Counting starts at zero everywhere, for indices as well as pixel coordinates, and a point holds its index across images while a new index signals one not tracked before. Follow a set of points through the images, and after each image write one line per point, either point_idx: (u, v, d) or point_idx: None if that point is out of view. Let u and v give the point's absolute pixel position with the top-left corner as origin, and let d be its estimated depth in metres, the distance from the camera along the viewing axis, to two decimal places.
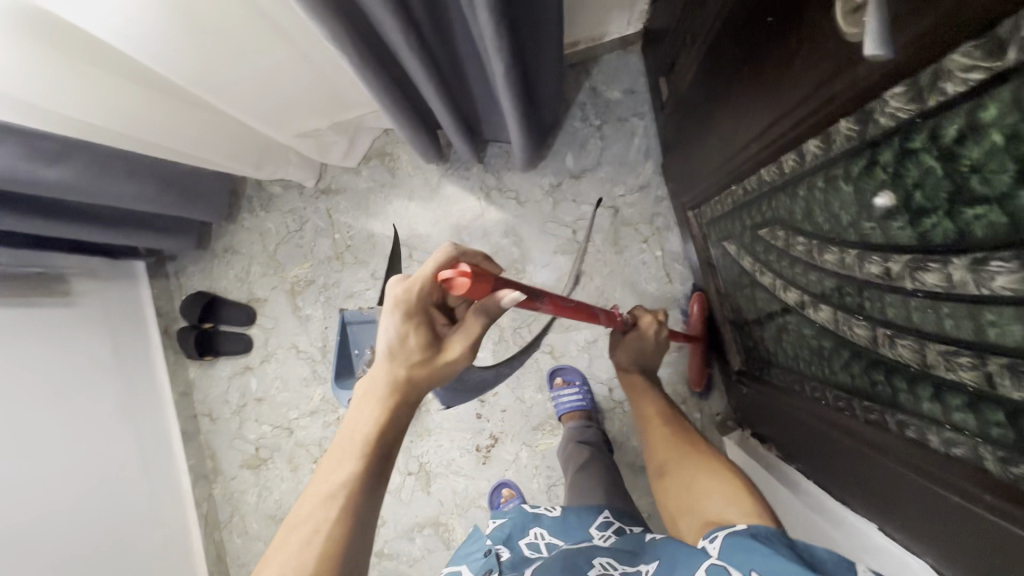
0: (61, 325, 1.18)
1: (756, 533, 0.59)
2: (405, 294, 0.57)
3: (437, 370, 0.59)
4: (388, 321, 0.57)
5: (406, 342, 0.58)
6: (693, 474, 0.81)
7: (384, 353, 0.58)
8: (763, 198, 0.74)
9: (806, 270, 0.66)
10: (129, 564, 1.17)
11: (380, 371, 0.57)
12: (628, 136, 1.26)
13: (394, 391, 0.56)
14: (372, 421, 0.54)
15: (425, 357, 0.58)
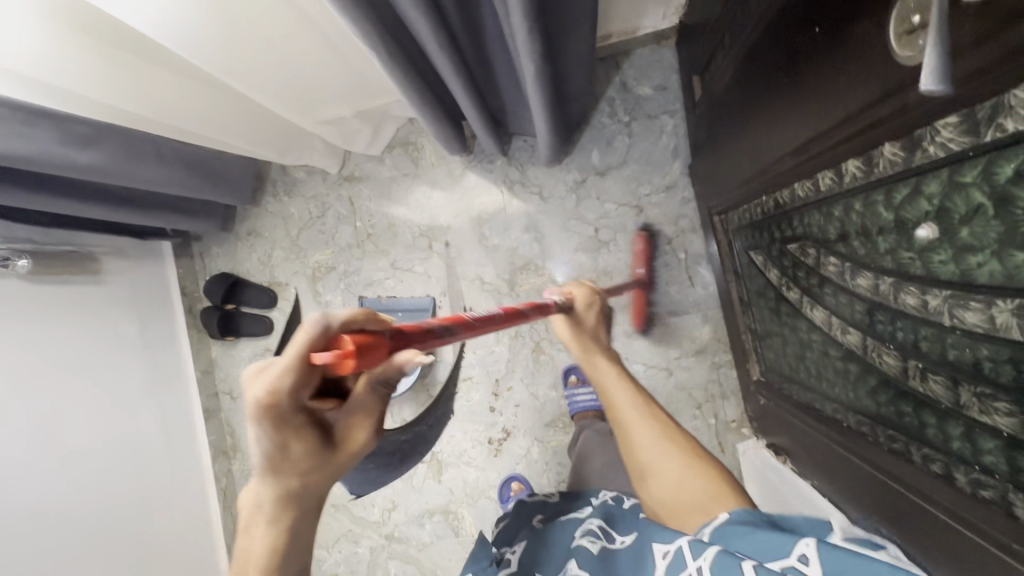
0: (91, 303, 1.21)
1: (730, 519, 0.62)
2: (269, 399, 0.43)
3: (338, 463, 0.50)
4: (259, 436, 0.45)
5: (290, 448, 0.47)
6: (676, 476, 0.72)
7: (262, 465, 0.47)
8: (795, 213, 0.72)
9: (837, 291, 0.64)
10: (150, 534, 1.22)
11: (267, 486, 0.47)
12: (657, 135, 1.23)
13: (287, 502, 0.48)
14: (264, 544, 0.47)
15: (318, 459, 0.48)
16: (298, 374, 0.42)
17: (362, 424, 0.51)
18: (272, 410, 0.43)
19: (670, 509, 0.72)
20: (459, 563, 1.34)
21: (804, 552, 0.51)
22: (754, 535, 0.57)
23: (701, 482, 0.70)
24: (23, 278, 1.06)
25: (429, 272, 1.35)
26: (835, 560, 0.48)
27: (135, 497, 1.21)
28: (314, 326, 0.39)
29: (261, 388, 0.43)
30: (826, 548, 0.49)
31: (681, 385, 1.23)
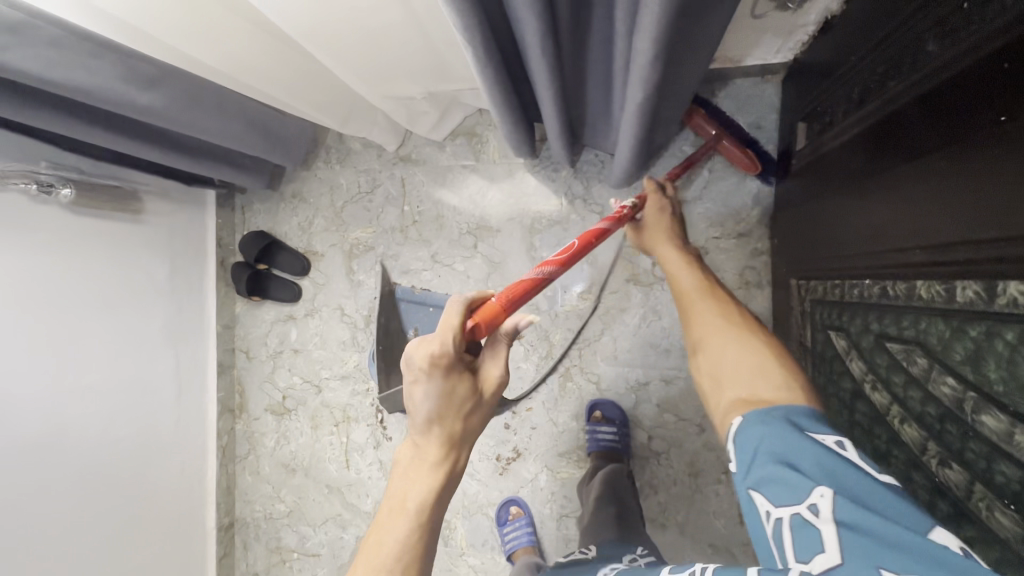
0: (127, 243, 1.17)
1: (751, 420, 0.57)
2: (440, 353, 0.58)
3: (483, 403, 0.64)
4: (432, 388, 0.59)
5: (452, 395, 0.60)
6: (737, 347, 0.68)
7: (430, 416, 0.60)
8: (906, 312, 0.63)
9: (946, 418, 0.56)
10: (140, 484, 1.20)
11: (429, 438, 0.60)
12: (741, 176, 1.13)
13: (447, 451, 0.60)
14: (427, 490, 0.58)
15: (473, 403, 0.62)
16: (455, 335, 0.59)
17: (493, 364, 0.64)
18: (437, 368, 0.59)
19: (713, 377, 0.69)
20: (443, 572, 1.31)
21: (817, 501, 0.47)
22: (762, 468, 0.52)
23: (750, 354, 0.66)
24: (68, 208, 1.04)
25: (469, 272, 1.28)
26: (852, 516, 0.45)
27: (133, 444, 1.18)
28: (454, 312, 0.59)
29: (428, 349, 0.59)
30: (843, 504, 0.46)
31: (711, 446, 1.15)
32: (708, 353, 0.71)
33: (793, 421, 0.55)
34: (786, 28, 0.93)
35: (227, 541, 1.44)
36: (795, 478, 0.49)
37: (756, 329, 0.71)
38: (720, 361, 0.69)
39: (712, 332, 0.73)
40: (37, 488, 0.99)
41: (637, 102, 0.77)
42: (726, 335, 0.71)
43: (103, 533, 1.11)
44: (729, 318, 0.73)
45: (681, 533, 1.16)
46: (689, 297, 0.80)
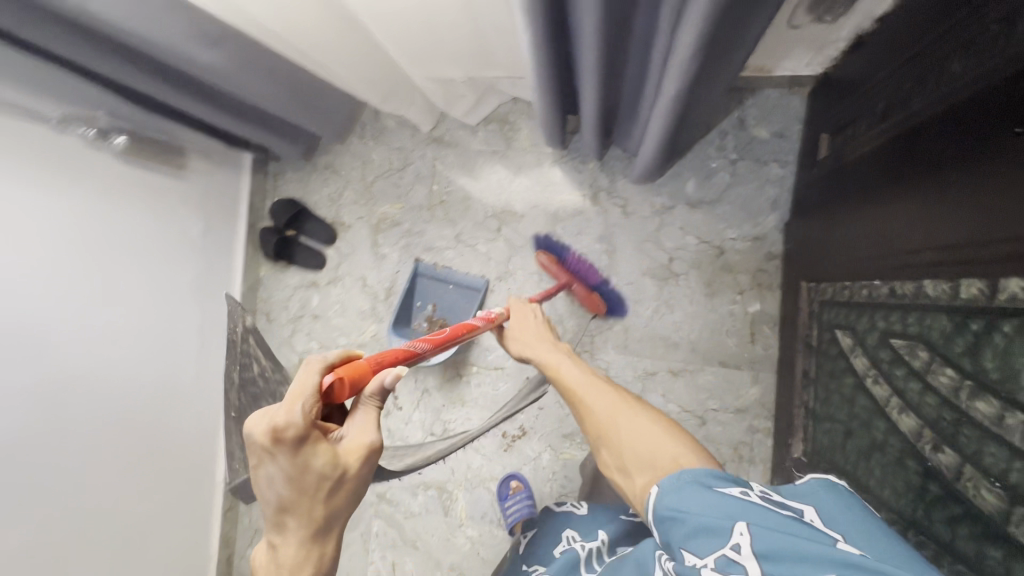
0: (170, 198, 1.20)
1: (665, 493, 0.58)
2: (280, 427, 0.52)
3: (350, 481, 0.57)
4: (277, 473, 0.54)
5: (307, 474, 0.54)
6: (636, 429, 0.71)
7: (281, 506, 0.56)
8: (912, 310, 0.67)
9: (943, 406, 0.60)
10: (161, 431, 1.24)
11: (292, 522, 0.57)
12: (761, 181, 1.18)
13: (312, 539, 0.58)
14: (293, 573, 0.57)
15: (334, 483, 0.56)
16: (309, 401, 0.53)
17: (364, 431, 0.57)
18: (282, 444, 0.52)
19: (627, 458, 0.69)
20: (441, 541, 1.35)
21: (737, 539, 0.48)
22: (685, 524, 0.53)
23: (650, 430, 0.70)
24: (118, 156, 1.08)
25: (490, 253, 1.33)
26: (772, 538, 0.47)
27: (157, 392, 1.22)
28: (307, 375, 0.54)
29: (271, 421, 0.52)
30: (759, 534, 0.48)
31: (711, 438, 1.19)
32: (609, 445, 0.72)
33: (704, 485, 0.57)
34: (819, 42, 0.98)
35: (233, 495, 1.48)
36: (714, 524, 0.51)
37: (647, 409, 0.75)
38: (623, 450, 0.70)
39: (604, 419, 0.74)
40: (67, 424, 1.02)
41: (667, 99, 0.82)
42: (620, 416, 0.74)
43: (122, 472, 1.15)
44: (622, 400, 0.77)
45: None
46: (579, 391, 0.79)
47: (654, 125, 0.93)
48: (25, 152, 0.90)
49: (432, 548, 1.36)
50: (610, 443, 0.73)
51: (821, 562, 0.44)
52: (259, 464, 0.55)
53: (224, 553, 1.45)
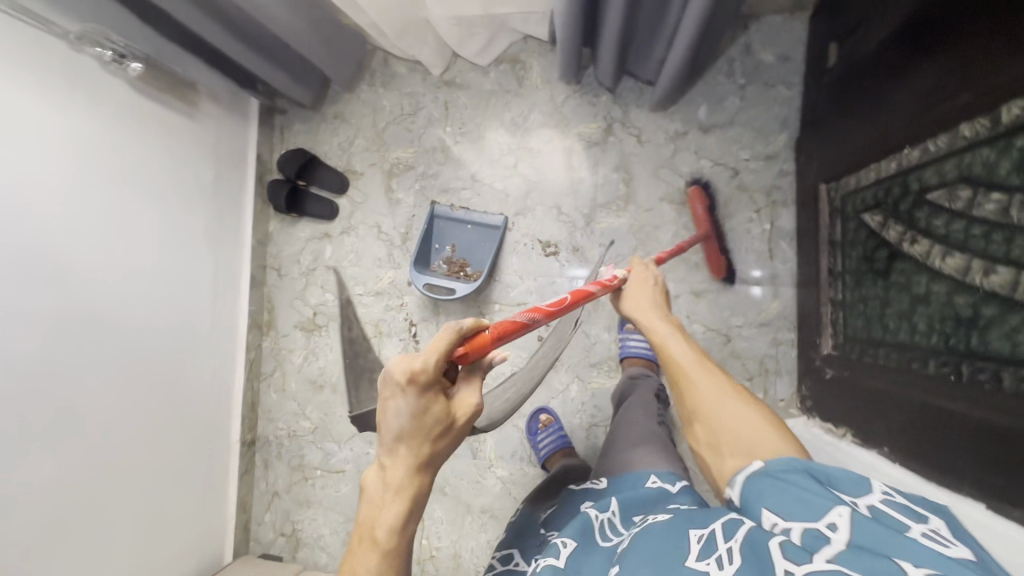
0: (181, 136, 1.17)
1: (766, 468, 0.58)
2: (416, 370, 0.54)
3: (456, 433, 0.60)
4: (403, 407, 0.55)
5: (426, 416, 0.56)
6: (737, 416, 0.67)
7: (397, 434, 0.56)
8: (950, 157, 0.71)
9: (991, 231, 0.64)
10: (173, 380, 1.19)
11: (400, 456, 0.57)
12: (770, 103, 1.22)
13: (413, 479, 0.58)
14: (397, 505, 0.57)
15: (443, 431, 0.57)
16: (442, 354, 0.55)
17: (472, 391, 0.61)
18: (416, 385, 0.54)
19: (729, 448, 0.66)
20: (471, 484, 1.33)
21: (834, 520, 0.48)
22: (778, 496, 0.53)
23: (751, 415, 0.67)
24: (133, 83, 1.05)
25: (508, 190, 1.34)
26: (869, 535, 0.45)
27: (170, 337, 1.17)
28: (451, 333, 0.56)
29: (407, 364, 0.54)
30: (860, 522, 0.46)
31: (737, 354, 1.21)
32: (704, 421, 0.69)
33: (814, 474, 0.55)
34: None
35: (248, 458, 1.43)
36: (814, 499, 0.51)
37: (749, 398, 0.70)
38: (718, 428, 0.68)
39: (706, 395, 0.71)
40: (74, 356, 0.97)
41: None
42: (721, 394, 0.70)
43: (135, 418, 1.10)
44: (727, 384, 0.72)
45: None
46: (682, 367, 0.75)
47: (690, 20, 0.95)
48: (38, 69, 0.87)
49: (462, 493, 1.33)
50: (704, 424, 0.69)
51: (922, 562, 0.41)
52: (389, 393, 0.56)
53: (243, 517, 1.40)
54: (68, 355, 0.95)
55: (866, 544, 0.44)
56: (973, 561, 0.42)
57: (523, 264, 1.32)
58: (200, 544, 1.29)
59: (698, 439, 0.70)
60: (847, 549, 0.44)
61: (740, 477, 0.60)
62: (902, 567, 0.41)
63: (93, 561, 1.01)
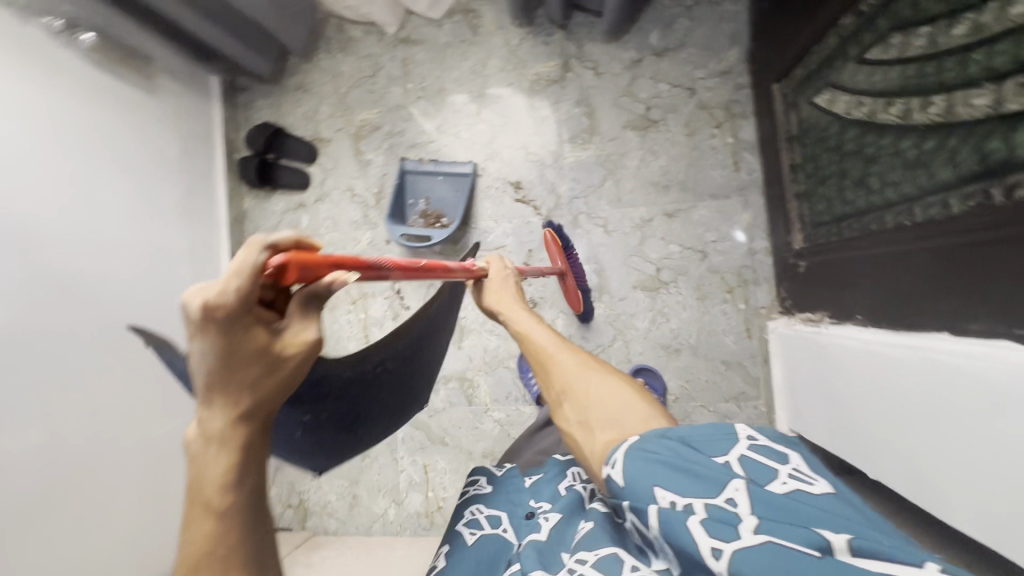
0: (142, 110, 1.19)
1: (640, 444, 0.50)
2: (214, 299, 0.35)
3: (293, 371, 0.40)
4: (202, 347, 0.36)
5: (235, 354, 0.37)
6: (606, 394, 0.60)
7: (205, 380, 0.38)
8: (882, 11, 0.73)
9: (923, 65, 0.65)
10: (164, 352, 1.20)
11: (217, 410, 0.39)
12: (719, 20, 1.24)
13: (240, 434, 0.39)
14: (224, 467, 0.38)
15: (267, 370, 0.39)
16: (255, 272, 0.35)
17: (307, 324, 0.40)
18: (218, 321, 0.35)
19: (597, 429, 0.58)
20: (470, 431, 1.34)
21: (733, 495, 0.43)
22: (665, 475, 0.46)
23: (624, 398, 0.60)
24: (86, 56, 1.06)
25: (474, 138, 1.35)
26: (768, 501, 0.42)
27: (154, 309, 1.18)
28: (261, 242, 0.35)
29: (203, 295, 0.35)
30: (757, 496, 0.42)
31: (715, 268, 1.23)
32: (574, 401, 0.61)
33: (689, 443, 0.49)
34: None
35: None
36: (704, 474, 0.45)
37: (616, 375, 0.65)
38: (587, 408, 0.60)
39: (575, 376, 0.63)
40: (63, 322, 0.97)
41: None
42: (592, 373, 0.64)
43: (131, 388, 1.11)
44: (596, 368, 0.65)
45: (695, 355, 1.24)
46: (547, 355, 0.67)
47: None
48: None
49: (462, 441, 1.34)
50: (572, 402, 0.62)
51: (838, 528, 0.38)
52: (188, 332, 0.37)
53: None
54: (56, 320, 0.95)
55: (777, 518, 0.40)
56: (836, 495, 0.43)
57: (497, 208, 1.34)
58: None
59: (567, 419, 0.62)
60: (763, 522, 0.40)
61: (620, 453, 0.50)
62: (825, 539, 0.37)
63: (103, 531, 1.01)
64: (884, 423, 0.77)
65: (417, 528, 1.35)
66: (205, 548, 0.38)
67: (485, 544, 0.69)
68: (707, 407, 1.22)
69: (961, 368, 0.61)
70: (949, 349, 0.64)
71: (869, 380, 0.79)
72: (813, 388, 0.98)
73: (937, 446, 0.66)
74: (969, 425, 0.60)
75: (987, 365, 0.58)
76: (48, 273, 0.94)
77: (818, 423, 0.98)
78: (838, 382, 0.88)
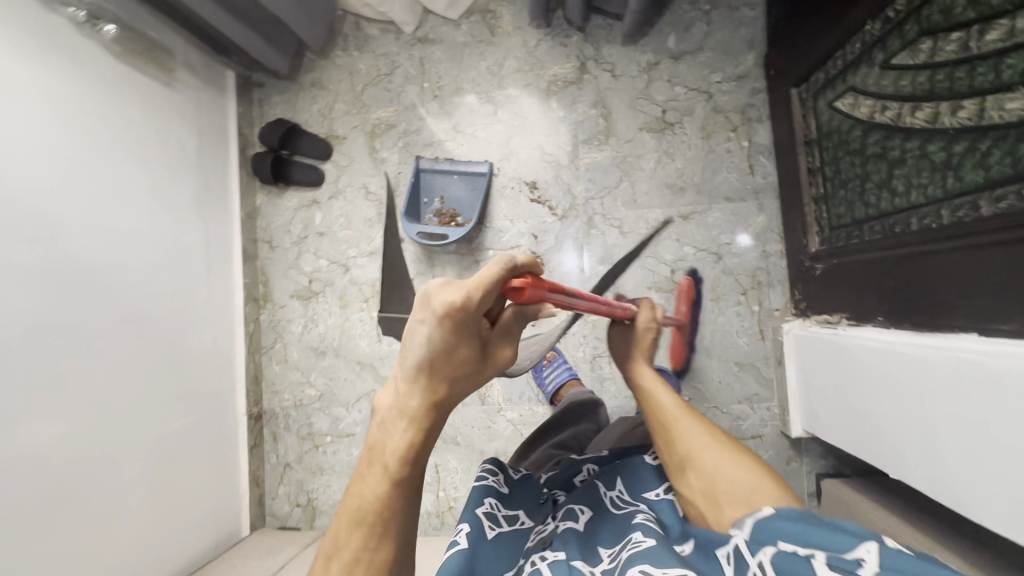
0: (161, 103, 1.18)
1: (777, 512, 0.55)
2: (460, 301, 0.48)
3: (482, 372, 0.56)
4: (429, 333, 0.50)
5: (454, 350, 0.52)
6: (730, 465, 0.65)
7: (423, 361, 0.51)
8: (909, 16, 0.74)
9: (954, 69, 0.67)
10: (177, 347, 1.19)
11: (416, 388, 0.51)
12: (736, 25, 1.26)
13: (428, 413, 0.52)
14: (407, 438, 0.51)
15: (469, 364, 0.53)
16: (488, 287, 0.48)
17: (505, 340, 0.57)
18: (453, 318, 0.49)
19: (715, 498, 0.63)
20: (482, 431, 1.34)
21: (864, 556, 0.46)
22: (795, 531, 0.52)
23: (747, 472, 0.64)
24: (108, 47, 1.06)
25: (490, 137, 1.36)
26: (899, 565, 0.45)
27: (169, 303, 1.18)
28: (500, 267, 0.49)
29: (450, 295, 0.48)
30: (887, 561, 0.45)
31: (730, 270, 1.24)
32: (697, 470, 0.66)
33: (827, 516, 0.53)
34: None
35: (257, 432, 1.43)
36: (840, 536, 0.50)
37: (744, 454, 0.68)
38: (711, 475, 0.65)
39: (700, 447, 0.68)
40: (78, 313, 0.96)
41: None
42: (716, 447, 0.68)
43: (145, 382, 1.09)
44: (721, 441, 0.69)
45: (709, 356, 1.24)
46: (672, 418, 0.73)
47: None
48: (14, 23, 0.87)
49: (474, 440, 1.34)
50: (695, 471, 0.67)
51: None
52: (423, 320, 0.50)
53: (256, 490, 1.40)
54: (72, 311, 0.94)
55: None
56: None
57: (513, 208, 1.34)
58: (214, 519, 1.27)
59: (690, 488, 0.66)
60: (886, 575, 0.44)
61: (750, 518, 0.57)
62: None
63: (115, 526, 1.00)
64: (906, 423, 0.78)
65: (427, 528, 1.34)
66: (381, 505, 0.48)
67: (506, 539, 0.66)
68: (721, 408, 1.23)
69: (991, 367, 0.62)
70: (977, 348, 0.65)
71: (891, 380, 0.80)
72: (831, 389, 0.99)
73: (963, 444, 0.67)
74: (998, 422, 0.61)
75: (1017, 363, 0.59)
76: (65, 262, 0.93)
77: (834, 423, 0.99)
78: (857, 382, 0.90)
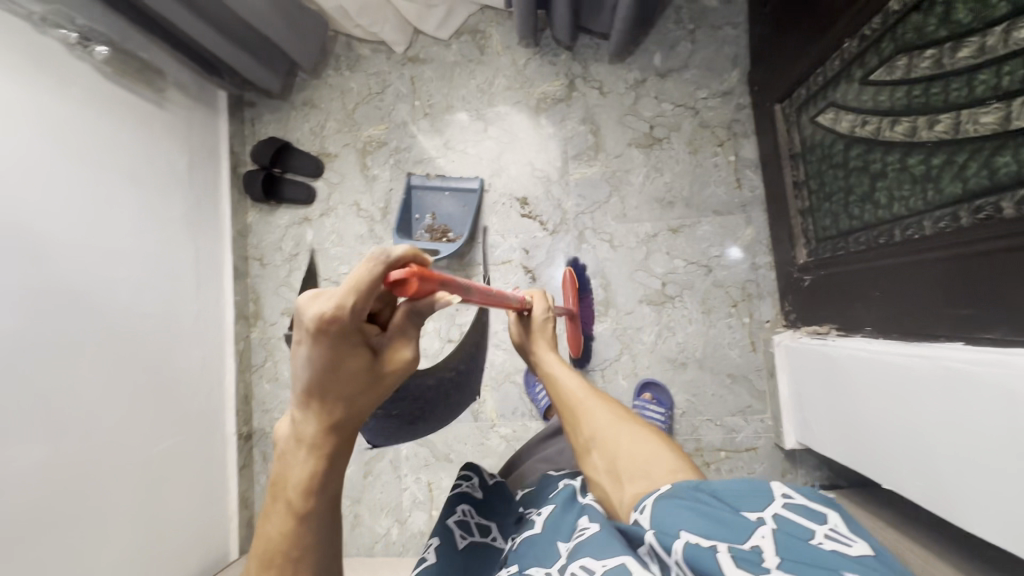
0: (151, 123, 1.19)
1: (676, 493, 0.52)
2: (331, 314, 0.38)
3: (385, 386, 0.45)
4: (308, 355, 0.40)
5: (340, 369, 0.42)
6: (634, 443, 0.65)
7: (308, 383, 0.42)
8: (885, 34, 0.76)
9: (929, 85, 0.69)
10: (165, 366, 1.18)
11: (310, 414, 0.43)
12: (720, 44, 1.29)
13: (326, 437, 0.44)
14: (308, 467, 0.44)
15: (365, 381, 0.44)
16: (366, 294, 0.39)
17: (406, 343, 0.45)
18: (329, 333, 0.39)
19: (619, 477, 0.63)
20: (475, 447, 1.32)
21: (761, 543, 0.45)
22: (693, 516, 0.48)
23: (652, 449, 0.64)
24: (99, 68, 1.07)
25: (481, 154, 1.37)
26: (794, 551, 0.44)
27: (157, 322, 1.17)
28: (375, 260, 0.37)
29: (320, 307, 0.38)
30: (786, 548, 0.44)
31: (720, 282, 1.25)
32: (603, 450, 0.66)
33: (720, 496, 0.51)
34: None
35: (246, 452, 1.40)
36: (738, 520, 0.48)
37: (647, 429, 0.69)
38: (616, 454, 0.65)
39: (608, 428, 0.68)
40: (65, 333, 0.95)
41: None
42: (620, 427, 0.68)
43: (133, 402, 1.08)
44: (627, 419, 0.70)
45: (701, 368, 1.25)
46: (580, 403, 0.73)
47: None
48: (5, 46, 0.87)
49: (467, 457, 1.32)
50: (601, 451, 0.67)
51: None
52: (297, 338, 0.41)
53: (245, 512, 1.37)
54: (58, 330, 0.93)
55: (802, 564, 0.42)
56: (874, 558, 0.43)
57: (504, 223, 1.35)
58: (202, 542, 1.25)
59: (595, 467, 0.67)
60: (787, 563, 0.42)
61: (650, 500, 0.54)
62: None
63: (100, 551, 0.97)
64: (897, 433, 0.78)
65: (421, 548, 1.32)
66: (283, 537, 0.44)
67: (476, 550, 0.65)
68: (715, 421, 1.23)
69: (977, 375, 0.62)
70: (963, 357, 0.66)
71: (881, 389, 0.81)
72: (823, 400, 1.00)
73: (955, 453, 0.67)
74: (988, 430, 0.61)
75: (1002, 370, 0.59)
76: (52, 281, 0.92)
77: (828, 434, 0.99)
78: (848, 393, 0.90)
